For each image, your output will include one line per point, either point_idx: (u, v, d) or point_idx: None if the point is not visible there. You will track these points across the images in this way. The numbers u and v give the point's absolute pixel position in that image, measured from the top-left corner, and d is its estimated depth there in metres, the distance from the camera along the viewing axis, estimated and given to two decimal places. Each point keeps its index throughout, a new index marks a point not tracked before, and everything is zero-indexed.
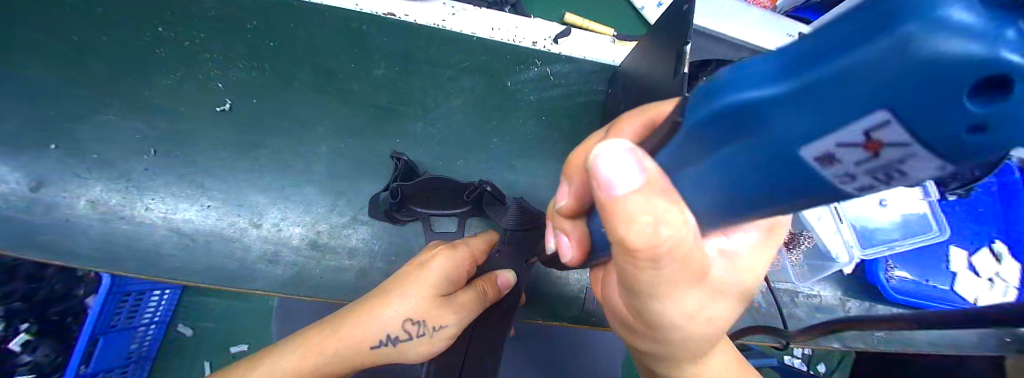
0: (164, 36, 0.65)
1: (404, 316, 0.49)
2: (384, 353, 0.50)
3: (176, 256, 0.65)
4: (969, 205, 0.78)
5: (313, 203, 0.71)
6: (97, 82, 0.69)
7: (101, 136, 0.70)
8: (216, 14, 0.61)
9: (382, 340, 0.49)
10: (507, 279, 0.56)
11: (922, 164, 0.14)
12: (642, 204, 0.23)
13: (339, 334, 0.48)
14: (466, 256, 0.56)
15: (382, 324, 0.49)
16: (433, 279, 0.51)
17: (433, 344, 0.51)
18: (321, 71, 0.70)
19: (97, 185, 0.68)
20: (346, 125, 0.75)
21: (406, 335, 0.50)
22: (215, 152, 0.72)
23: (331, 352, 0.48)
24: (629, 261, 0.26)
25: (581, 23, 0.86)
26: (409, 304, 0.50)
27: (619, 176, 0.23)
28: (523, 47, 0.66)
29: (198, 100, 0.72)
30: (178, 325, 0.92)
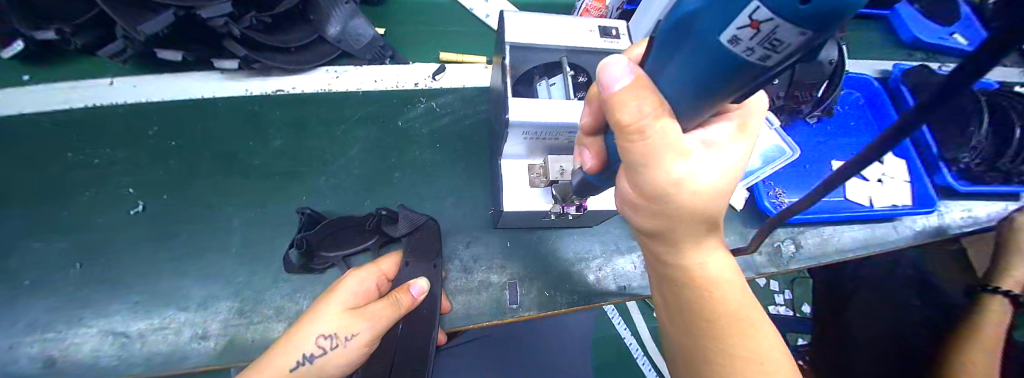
0: (86, 162, 0.82)
1: (317, 332, 0.56)
2: (305, 373, 0.55)
3: (112, 355, 0.69)
4: (845, 121, 1.00)
5: (232, 276, 0.73)
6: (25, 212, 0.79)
7: (28, 263, 0.76)
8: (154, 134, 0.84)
9: (299, 360, 0.55)
10: (420, 286, 0.63)
11: (790, 34, 0.16)
12: (632, 96, 0.27)
13: (261, 367, 0.54)
14: (376, 271, 0.65)
15: (298, 345, 0.55)
16: (344, 292, 0.60)
17: (349, 353, 0.56)
18: (223, 155, 0.82)
19: (30, 309, 0.74)
20: (253, 195, 0.79)
21: (321, 350, 0.55)
22: (134, 252, 0.76)
23: None
24: (621, 137, 0.30)
25: (454, 58, 0.98)
26: (322, 320, 0.57)
27: (612, 79, 0.28)
28: (408, 88, 0.94)
29: (114, 207, 0.79)
30: None
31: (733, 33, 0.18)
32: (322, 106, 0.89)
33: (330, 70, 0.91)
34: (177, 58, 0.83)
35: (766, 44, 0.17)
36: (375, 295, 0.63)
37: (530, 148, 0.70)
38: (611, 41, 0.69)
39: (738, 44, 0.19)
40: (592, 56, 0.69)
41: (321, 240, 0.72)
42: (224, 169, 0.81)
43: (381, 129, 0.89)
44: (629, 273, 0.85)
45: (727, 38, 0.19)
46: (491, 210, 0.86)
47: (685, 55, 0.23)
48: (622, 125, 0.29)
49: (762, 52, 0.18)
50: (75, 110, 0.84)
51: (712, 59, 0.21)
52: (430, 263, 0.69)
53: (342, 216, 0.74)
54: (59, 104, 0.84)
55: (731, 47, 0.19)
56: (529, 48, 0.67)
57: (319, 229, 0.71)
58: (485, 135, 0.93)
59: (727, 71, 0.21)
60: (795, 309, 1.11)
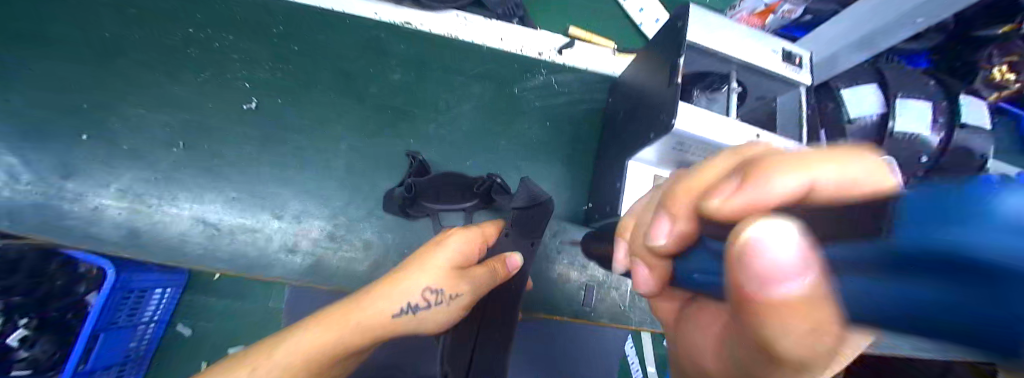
0: (196, 37, 0.77)
1: (423, 284, 0.55)
2: (405, 321, 0.55)
3: (204, 241, 0.70)
4: None
5: (331, 199, 0.72)
6: (135, 76, 0.77)
7: (134, 129, 0.76)
8: (270, 31, 0.77)
9: (404, 308, 0.54)
10: (516, 261, 0.61)
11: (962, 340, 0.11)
12: (811, 311, 0.19)
13: (365, 305, 0.53)
14: (477, 235, 0.61)
15: (403, 293, 0.54)
16: (449, 252, 0.57)
17: (450, 311, 0.56)
18: (340, 74, 0.79)
19: (126, 175, 0.74)
20: (363, 124, 0.77)
21: (425, 302, 0.55)
22: (239, 147, 0.76)
23: (357, 322, 0.52)
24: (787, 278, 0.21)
25: (584, 36, 0.91)
26: (428, 274, 0.55)
27: (781, 273, 0.19)
28: (531, 56, 0.83)
29: (227, 97, 0.77)
30: (179, 324, 0.83)
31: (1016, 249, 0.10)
32: (445, 50, 0.81)
33: (460, 15, 0.81)
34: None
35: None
36: (475, 261, 0.61)
37: (664, 158, 0.66)
38: (792, 68, 0.63)
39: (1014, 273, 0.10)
40: (762, 79, 0.64)
41: (425, 190, 0.67)
42: (337, 89, 0.79)
43: (495, 90, 0.85)
44: None
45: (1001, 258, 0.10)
46: (587, 205, 0.83)
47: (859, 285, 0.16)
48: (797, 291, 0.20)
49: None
50: None
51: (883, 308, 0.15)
52: (528, 240, 0.66)
53: (452, 172, 0.70)
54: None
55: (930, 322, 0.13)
56: (704, 54, 0.62)
57: (429, 179, 0.67)
58: (596, 125, 0.88)
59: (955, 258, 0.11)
60: None
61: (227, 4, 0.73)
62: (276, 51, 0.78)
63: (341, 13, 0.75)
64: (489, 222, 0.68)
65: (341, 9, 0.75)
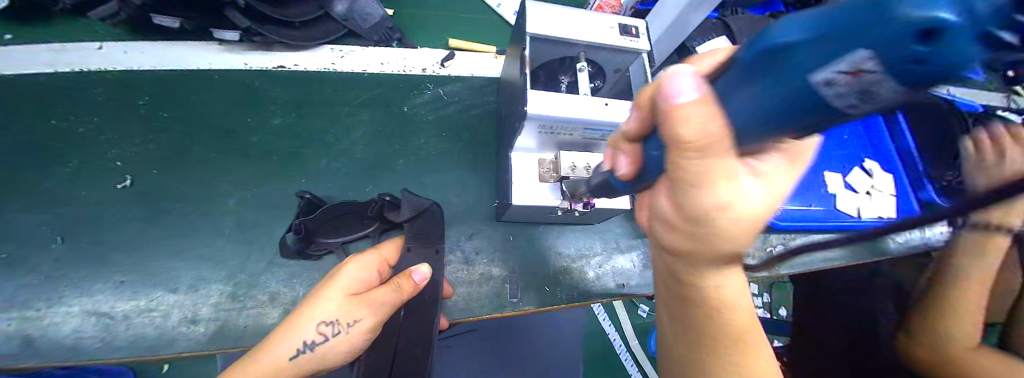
0: (65, 127, 0.78)
1: (317, 318, 0.54)
2: (306, 361, 0.53)
3: (94, 335, 0.66)
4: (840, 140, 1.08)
5: (227, 259, 0.71)
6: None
7: (0, 235, 0.71)
8: (140, 106, 0.80)
9: (300, 348, 0.53)
10: (422, 272, 0.61)
11: (887, 88, 0.15)
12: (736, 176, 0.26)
13: (259, 355, 0.52)
14: (375, 258, 0.61)
15: (299, 333, 0.53)
16: (343, 281, 0.57)
17: (351, 340, 0.54)
18: (219, 131, 0.78)
19: (3, 286, 0.68)
20: (251, 174, 0.76)
21: (322, 336, 0.53)
22: (123, 229, 0.73)
23: (250, 375, 0.50)
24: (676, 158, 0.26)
25: (465, 46, 0.97)
26: (320, 307, 0.54)
27: (702, 142, 0.24)
28: (414, 73, 0.91)
29: (102, 180, 0.75)
30: None
31: (827, 73, 0.16)
32: (327, 86, 0.86)
33: (335, 49, 0.89)
34: (174, 24, 0.80)
35: (860, 95, 0.16)
36: (376, 283, 0.61)
37: (542, 142, 0.70)
38: (630, 39, 0.68)
39: (828, 90, 0.17)
40: (610, 53, 0.69)
41: (321, 225, 0.69)
42: (216, 146, 0.77)
43: (385, 114, 0.87)
44: (626, 270, 0.85)
45: (820, 78, 0.17)
46: (495, 203, 0.85)
47: (766, 82, 0.20)
48: (681, 142, 0.24)
49: (849, 101, 0.17)
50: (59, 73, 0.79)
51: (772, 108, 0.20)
52: (432, 247, 0.66)
53: (344, 201, 0.71)
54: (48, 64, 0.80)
55: (816, 90, 0.17)
56: (547, 43, 0.67)
57: (321, 213, 0.69)
58: (493, 126, 0.91)
59: (793, 99, 0.19)
60: (771, 311, 1.14)
61: (91, 88, 0.79)
62: (148, 119, 0.79)
63: (214, 72, 0.82)
64: (395, 240, 0.68)
65: (213, 67, 0.82)
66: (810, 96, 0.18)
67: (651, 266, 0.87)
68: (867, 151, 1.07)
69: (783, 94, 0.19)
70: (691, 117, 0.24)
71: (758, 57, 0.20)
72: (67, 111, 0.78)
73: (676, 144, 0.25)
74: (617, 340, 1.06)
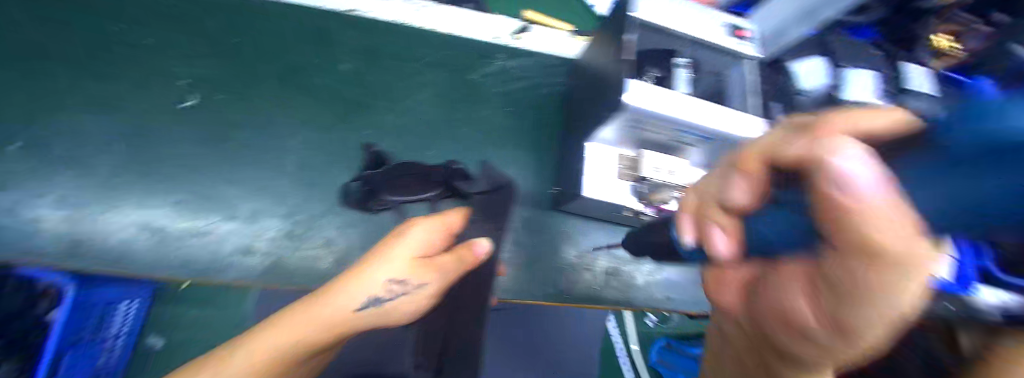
0: (130, 37, 0.75)
1: (386, 276, 0.55)
2: (369, 315, 0.55)
3: (150, 250, 0.66)
4: None
5: (285, 197, 0.71)
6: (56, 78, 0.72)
7: (64, 135, 0.71)
8: (206, 25, 0.75)
9: (367, 301, 0.54)
10: (483, 246, 0.59)
11: None
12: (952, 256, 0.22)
13: (324, 302, 0.53)
14: (442, 226, 0.62)
15: (367, 287, 0.54)
16: (413, 243, 0.59)
17: (415, 302, 0.56)
18: (288, 67, 0.76)
19: (63, 184, 0.69)
20: (316, 117, 0.75)
21: (390, 294, 0.55)
22: (182, 148, 0.71)
23: (317, 320, 0.52)
24: (855, 262, 0.22)
25: (541, 20, 0.90)
26: (390, 265, 0.56)
27: (907, 196, 0.20)
28: (487, 42, 0.82)
29: (166, 96, 0.74)
30: None
31: None
32: (397, 39, 0.78)
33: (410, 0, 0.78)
34: None
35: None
36: (441, 250, 0.62)
37: (622, 138, 0.67)
38: (739, 42, 0.65)
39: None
40: (710, 54, 0.65)
41: (386, 181, 0.70)
42: (285, 82, 0.76)
43: (453, 78, 0.83)
44: (677, 282, 0.84)
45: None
46: (552, 190, 0.83)
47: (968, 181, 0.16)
48: (870, 248, 0.21)
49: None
50: None
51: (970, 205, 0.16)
52: (492, 224, 0.62)
53: (412, 162, 0.72)
54: None
55: None
56: (652, 32, 0.62)
57: (386, 171, 0.70)
58: (560, 109, 0.88)
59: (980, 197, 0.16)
60: None
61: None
62: (218, 43, 0.75)
63: (284, 7, 0.74)
64: (454, 213, 0.65)
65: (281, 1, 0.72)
66: (990, 196, 0.15)
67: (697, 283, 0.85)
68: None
69: (961, 186, 0.16)
70: (887, 215, 0.20)
71: (959, 144, 0.16)
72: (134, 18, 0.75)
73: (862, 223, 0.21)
74: None
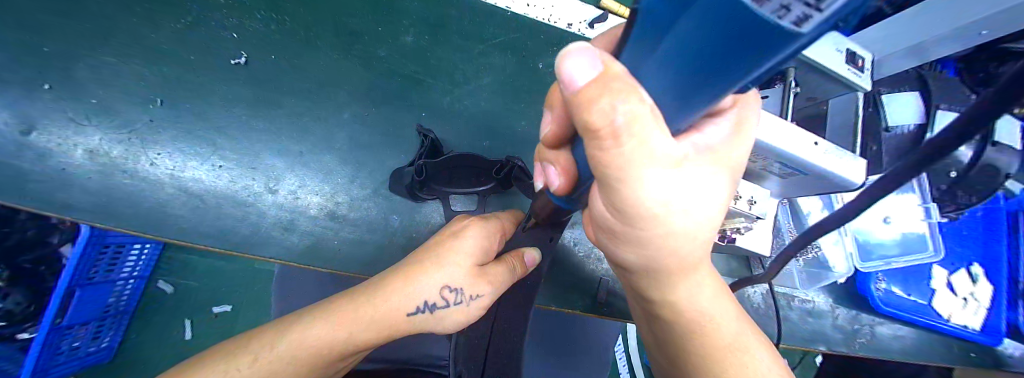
0: None
1: (443, 282, 0.49)
2: (416, 320, 0.49)
3: (184, 215, 0.62)
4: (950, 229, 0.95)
5: (333, 173, 0.68)
6: (94, 16, 0.68)
7: (101, 78, 0.66)
8: None
9: (419, 307, 0.49)
10: (533, 258, 0.54)
11: None
12: (600, 90, 0.20)
13: (375, 301, 0.48)
14: (494, 231, 0.54)
15: (420, 291, 0.48)
16: (468, 245, 0.51)
17: (468, 313, 0.50)
18: (347, 33, 0.72)
19: (95, 134, 0.63)
20: (371, 93, 0.71)
21: (444, 301, 0.49)
22: (228, 107, 0.67)
23: (366, 319, 0.47)
24: (592, 151, 0.24)
25: (617, 9, 0.83)
26: (447, 270, 0.49)
27: (576, 68, 0.20)
28: (556, 26, 0.79)
29: (213, 48, 0.68)
30: (158, 281, 1.09)
31: None
32: (465, 15, 0.76)
33: None
34: None
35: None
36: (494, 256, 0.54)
37: None
38: (856, 72, 0.57)
39: (764, 2, 0.12)
40: (823, 80, 0.58)
41: (437, 172, 0.63)
42: (342, 48, 0.71)
43: (517, 63, 0.77)
44: None
45: None
46: None
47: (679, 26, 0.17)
48: (592, 131, 0.22)
49: (802, 14, 0.11)
50: None
51: (695, 54, 0.17)
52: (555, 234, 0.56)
53: (468, 154, 0.62)
54: None
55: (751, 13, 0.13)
56: None
57: (441, 162, 0.61)
58: None
59: (744, 52, 0.15)
60: None
61: None
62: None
63: None
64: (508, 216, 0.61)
65: None
66: (748, 28, 0.13)
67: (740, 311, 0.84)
68: (979, 252, 0.99)
69: (710, 41, 0.16)
70: (596, 92, 0.20)
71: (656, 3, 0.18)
72: None
73: (582, 106, 0.22)
74: (621, 355, 1.08)
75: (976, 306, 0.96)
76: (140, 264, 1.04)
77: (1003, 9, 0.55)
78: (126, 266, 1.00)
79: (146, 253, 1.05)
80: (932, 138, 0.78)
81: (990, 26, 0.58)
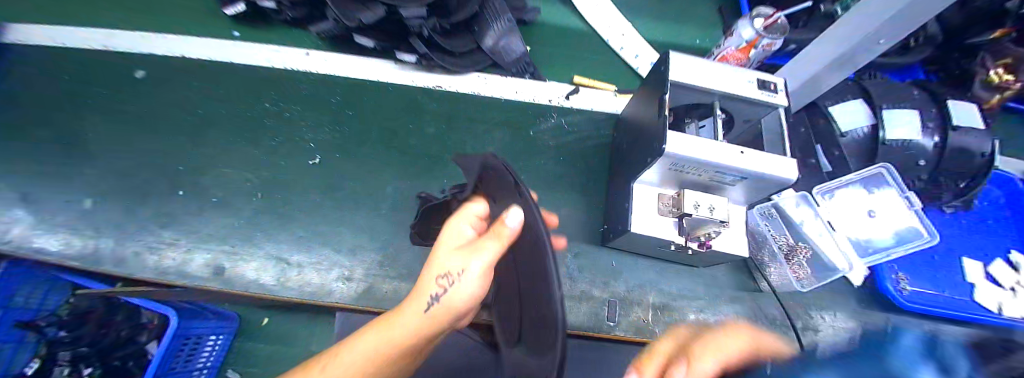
0: (294, 110, 1.02)
1: (438, 272, 0.56)
2: (439, 311, 0.57)
3: (272, 276, 0.83)
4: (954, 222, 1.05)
5: (380, 233, 0.87)
6: (220, 144, 1.01)
7: (220, 184, 0.96)
8: (341, 101, 1.02)
9: (431, 300, 0.56)
10: (510, 213, 0.44)
11: None
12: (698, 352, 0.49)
13: (403, 307, 0.59)
14: (471, 215, 0.59)
15: (428, 286, 0.57)
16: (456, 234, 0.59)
17: (467, 290, 0.55)
18: (386, 131, 0.98)
19: (217, 223, 0.91)
20: (406, 170, 0.94)
21: (444, 288, 0.55)
22: (305, 194, 0.92)
23: (400, 320, 0.58)
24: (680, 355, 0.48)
25: (588, 83, 1.06)
26: (441, 262, 0.57)
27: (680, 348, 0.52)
28: (541, 103, 1.04)
29: (298, 155, 0.96)
30: (228, 370, 1.19)
31: None
32: (469, 105, 1.02)
33: (480, 76, 1.06)
34: (412, 60, 1.01)
35: None
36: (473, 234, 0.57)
37: (665, 179, 0.74)
38: (770, 94, 0.72)
39: None
40: (746, 105, 0.74)
41: (431, 216, 0.78)
42: (384, 142, 0.97)
43: (513, 134, 1.00)
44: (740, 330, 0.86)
45: None
46: (603, 227, 0.91)
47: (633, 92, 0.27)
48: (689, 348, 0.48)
49: None
50: (313, 91, 1.03)
51: None
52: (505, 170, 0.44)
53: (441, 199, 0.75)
54: (317, 90, 1.04)
55: None
56: (685, 89, 0.73)
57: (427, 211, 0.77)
58: (607, 158, 0.99)
59: None
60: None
61: (333, 101, 1.01)
62: (340, 116, 1.00)
63: (403, 93, 1.02)
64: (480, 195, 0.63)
65: (411, 84, 1.03)
66: None
67: (755, 322, 0.87)
68: (997, 243, 1.04)
69: None
70: None
71: None
72: (312, 109, 1.01)
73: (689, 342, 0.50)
74: None
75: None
76: (214, 354, 1.14)
77: (878, 29, 0.65)
78: (202, 357, 1.10)
79: (220, 344, 1.14)
80: (886, 137, 0.87)
81: (879, 36, 0.67)
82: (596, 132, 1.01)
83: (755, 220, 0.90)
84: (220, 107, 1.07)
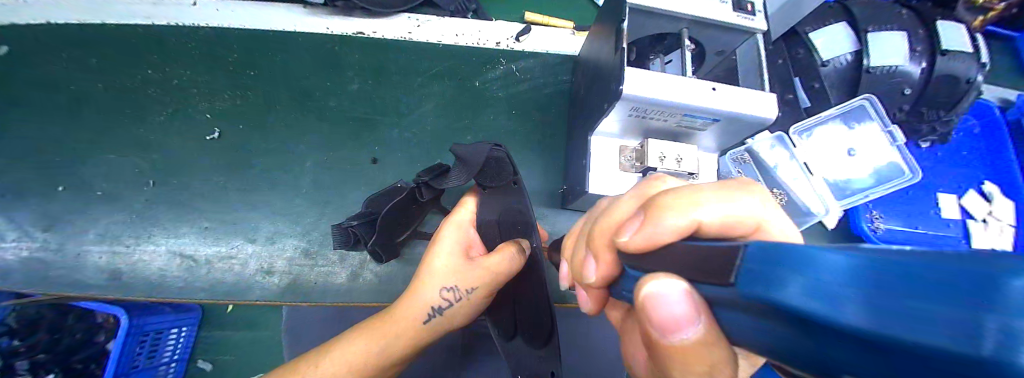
0: (180, 74, 0.83)
1: (440, 283, 0.52)
2: (437, 323, 0.53)
3: (179, 276, 0.71)
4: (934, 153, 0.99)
5: (302, 216, 0.75)
6: (92, 122, 0.82)
7: (100, 173, 0.79)
8: (236, 59, 0.83)
9: (430, 311, 0.52)
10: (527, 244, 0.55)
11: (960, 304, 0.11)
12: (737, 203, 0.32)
13: (395, 317, 0.53)
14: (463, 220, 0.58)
15: (426, 299, 0.52)
16: (451, 240, 0.55)
17: (470, 305, 0.53)
18: (299, 93, 0.82)
19: (102, 219, 0.76)
20: (327, 139, 0.80)
21: (447, 302, 0.52)
22: (206, 176, 0.77)
23: (391, 333, 0.52)
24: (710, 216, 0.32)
25: (542, 21, 0.91)
26: (441, 274, 0.53)
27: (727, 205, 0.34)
28: (488, 47, 0.86)
29: (194, 131, 0.80)
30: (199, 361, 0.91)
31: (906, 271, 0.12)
32: (400, 55, 0.85)
33: (412, 17, 0.86)
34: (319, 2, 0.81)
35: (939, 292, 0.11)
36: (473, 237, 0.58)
37: (628, 129, 0.63)
38: (747, 17, 0.59)
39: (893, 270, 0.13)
40: (718, 31, 0.60)
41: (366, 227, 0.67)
42: (298, 107, 0.81)
43: (456, 87, 0.85)
44: None
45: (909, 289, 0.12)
46: (562, 189, 0.81)
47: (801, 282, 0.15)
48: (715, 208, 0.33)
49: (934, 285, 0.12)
50: (197, 49, 0.83)
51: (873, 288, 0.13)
52: (510, 165, 0.56)
53: (380, 196, 0.68)
54: (204, 45, 0.83)
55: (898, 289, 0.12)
56: (647, 16, 0.58)
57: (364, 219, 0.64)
58: (566, 108, 0.86)
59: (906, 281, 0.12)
60: None
61: (228, 58, 0.83)
62: (239, 78, 0.82)
63: (309, 41, 0.84)
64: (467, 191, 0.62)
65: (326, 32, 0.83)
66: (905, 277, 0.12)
67: None
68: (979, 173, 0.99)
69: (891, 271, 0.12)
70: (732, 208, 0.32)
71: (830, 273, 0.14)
72: (202, 72, 0.82)
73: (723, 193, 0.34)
74: None
75: (1001, 226, 0.93)
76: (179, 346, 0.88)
77: None
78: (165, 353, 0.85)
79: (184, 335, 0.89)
80: (870, 64, 0.77)
81: None
82: (552, 79, 0.86)
83: (729, 166, 0.79)
84: (76, 73, 0.83)
